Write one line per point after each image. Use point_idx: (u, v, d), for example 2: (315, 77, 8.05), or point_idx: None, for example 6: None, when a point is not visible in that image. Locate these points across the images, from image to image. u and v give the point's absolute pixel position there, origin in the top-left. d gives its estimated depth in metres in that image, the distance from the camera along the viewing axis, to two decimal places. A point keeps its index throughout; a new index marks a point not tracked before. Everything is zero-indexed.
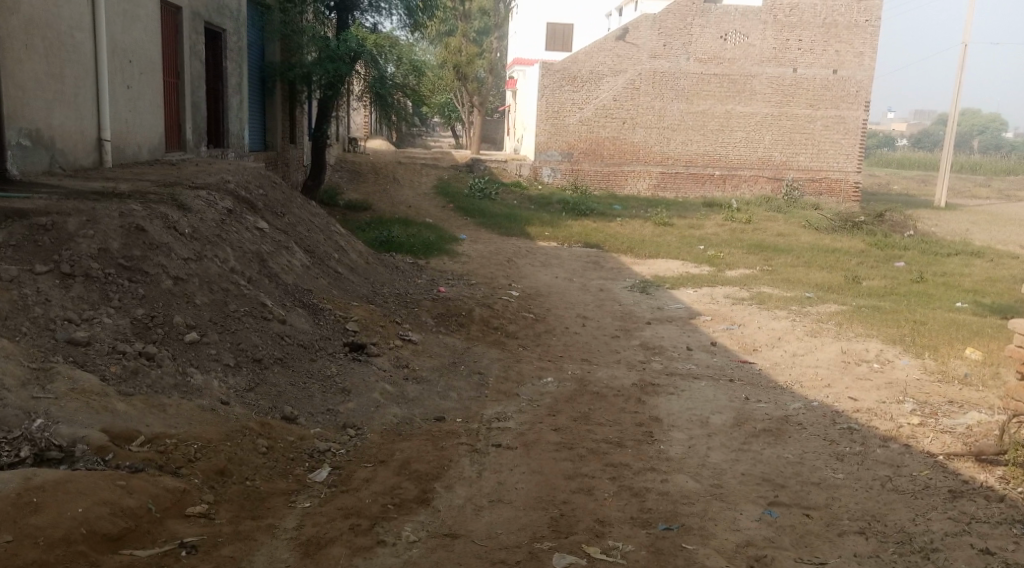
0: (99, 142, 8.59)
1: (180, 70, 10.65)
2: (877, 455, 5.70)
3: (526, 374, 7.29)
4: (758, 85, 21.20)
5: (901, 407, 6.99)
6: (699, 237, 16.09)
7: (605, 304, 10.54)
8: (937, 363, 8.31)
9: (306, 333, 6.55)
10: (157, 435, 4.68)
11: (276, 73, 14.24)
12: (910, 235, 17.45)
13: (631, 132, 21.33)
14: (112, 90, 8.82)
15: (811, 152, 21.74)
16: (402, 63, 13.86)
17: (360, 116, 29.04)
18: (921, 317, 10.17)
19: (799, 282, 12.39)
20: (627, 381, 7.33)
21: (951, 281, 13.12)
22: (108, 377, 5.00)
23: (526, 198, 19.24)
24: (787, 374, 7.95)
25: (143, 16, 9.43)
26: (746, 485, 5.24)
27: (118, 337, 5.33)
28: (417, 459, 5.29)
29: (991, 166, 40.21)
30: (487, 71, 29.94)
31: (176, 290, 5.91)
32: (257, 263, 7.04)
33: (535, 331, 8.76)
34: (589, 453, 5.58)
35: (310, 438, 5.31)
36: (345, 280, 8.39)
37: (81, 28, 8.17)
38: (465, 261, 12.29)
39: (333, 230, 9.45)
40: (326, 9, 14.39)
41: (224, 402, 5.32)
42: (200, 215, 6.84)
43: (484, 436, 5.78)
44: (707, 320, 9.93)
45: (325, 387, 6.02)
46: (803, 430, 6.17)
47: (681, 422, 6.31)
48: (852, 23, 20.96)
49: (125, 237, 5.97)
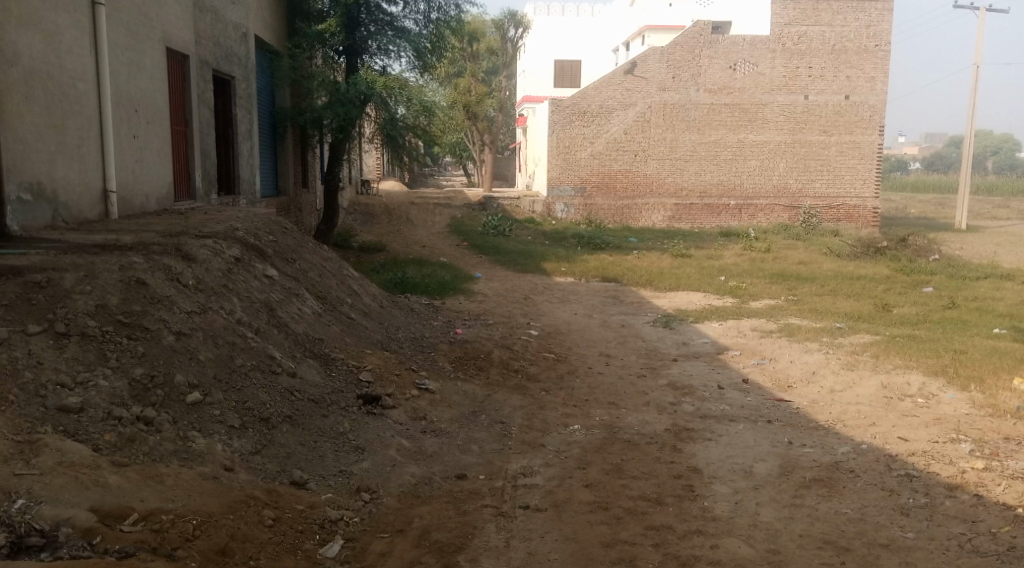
0: (105, 194, 8.26)
1: (189, 117, 10.36)
2: (945, 508, 5.21)
3: (552, 422, 6.82)
4: (769, 113, 20.86)
5: (957, 448, 6.48)
6: (719, 267, 15.62)
7: (628, 341, 10.07)
8: (986, 396, 7.78)
9: (318, 387, 6.15)
10: (152, 511, 4.24)
11: (285, 117, 13.96)
12: (935, 259, 16.94)
13: (644, 164, 20.98)
14: (118, 140, 8.51)
15: (827, 178, 21.28)
16: (412, 104, 13.44)
17: (371, 158, 28.87)
18: (959, 345, 9.64)
19: (827, 312, 11.89)
20: (659, 427, 6.84)
21: (984, 305, 12.59)
22: (101, 447, 4.60)
23: (541, 233, 18.88)
24: (827, 413, 7.45)
25: (148, 64, 9.15)
26: (807, 549, 4.75)
27: (114, 400, 4.92)
28: (438, 528, 4.87)
29: (1008, 187, 39.59)
30: (497, 109, 29.75)
31: (179, 346, 5.49)
32: (266, 312, 6.66)
33: (557, 373, 8.30)
34: (626, 514, 5.11)
35: (321, 506, 4.86)
36: (358, 326, 7.99)
37: (85, 78, 7.89)
38: (481, 300, 11.88)
39: (345, 274, 9.06)
40: (334, 53, 14.21)
41: (229, 467, 4.89)
42: (206, 265, 6.47)
43: (510, 497, 5.33)
44: (736, 355, 9.46)
45: (337, 446, 5.60)
46: (857, 479, 5.69)
47: (722, 472, 5.84)
48: (862, 49, 20.61)
49: (124, 291, 5.61)
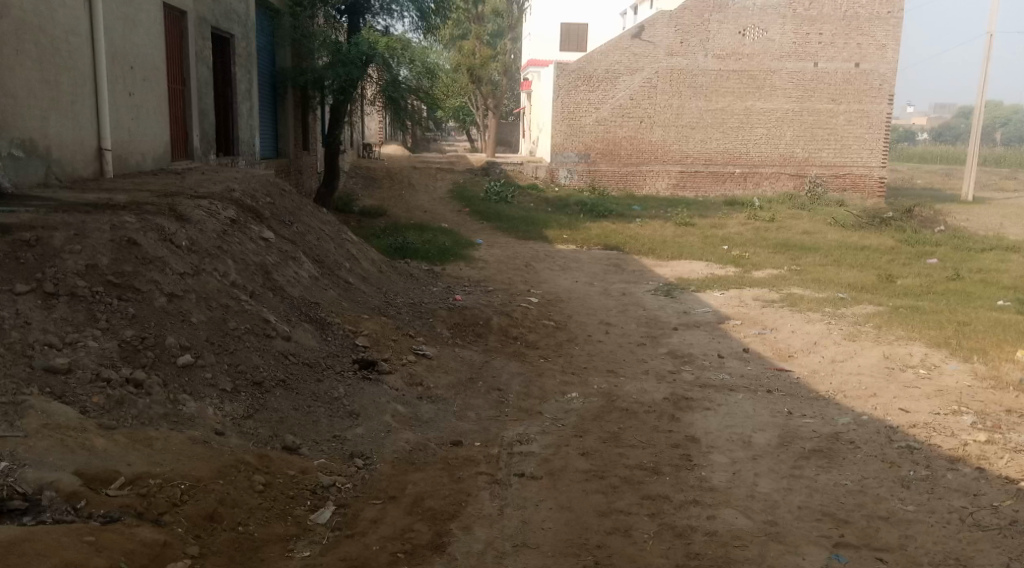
0: (99, 152, 8.13)
1: (186, 77, 10.20)
2: (947, 481, 5.14)
3: (550, 390, 6.75)
4: (777, 81, 20.59)
5: (958, 420, 6.41)
6: (723, 236, 15.49)
7: (629, 309, 9.98)
8: (989, 368, 7.70)
9: (313, 351, 6.07)
10: (140, 475, 4.18)
11: (286, 79, 13.77)
12: (941, 230, 16.80)
13: (649, 131, 20.77)
14: (113, 97, 8.37)
15: (834, 147, 21.06)
16: (414, 66, 13.35)
17: (374, 122, 28.63)
18: (963, 317, 9.54)
19: (830, 282, 11.78)
20: (658, 396, 6.77)
21: (989, 277, 12.47)
22: (89, 409, 4.53)
23: (543, 200, 18.72)
24: (828, 383, 7.38)
25: (144, 21, 8.97)
26: (805, 522, 4.68)
27: (104, 362, 4.85)
28: (431, 495, 4.82)
29: (1016, 159, 39.26)
30: (501, 73, 29.43)
31: (170, 308, 5.40)
32: (261, 275, 6.56)
33: (557, 340, 8.22)
34: (622, 483, 5.04)
35: (313, 472, 4.81)
36: (356, 290, 7.90)
37: (78, 33, 7.73)
38: (482, 266, 11.78)
39: (344, 238, 8.95)
40: (336, 13, 14.03)
41: (219, 431, 4.83)
42: (200, 226, 6.36)
43: (505, 465, 5.26)
44: (737, 324, 9.37)
45: (331, 411, 5.53)
46: (856, 450, 5.63)
47: (720, 442, 5.77)
48: (873, 15, 20.27)
49: (115, 251, 5.51)
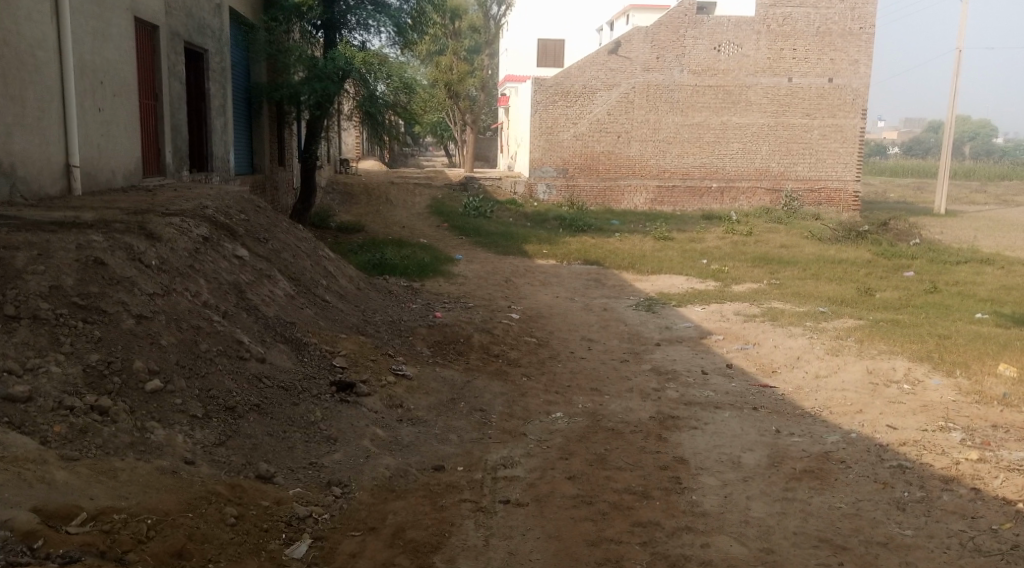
0: (67, 168, 7.88)
1: (158, 90, 9.96)
2: (943, 502, 5.01)
3: (533, 410, 6.57)
4: (753, 95, 20.60)
5: (947, 437, 6.29)
6: (701, 250, 15.41)
7: (610, 325, 9.83)
8: (972, 383, 7.61)
9: (288, 373, 5.85)
10: (103, 510, 3.98)
11: (261, 94, 13.56)
12: (916, 243, 16.81)
13: (627, 146, 20.72)
14: (82, 112, 8.13)
15: (809, 161, 21.10)
16: (392, 81, 13.16)
17: (350, 137, 28.43)
18: (943, 330, 9.47)
19: (810, 296, 11.70)
20: (644, 415, 6.61)
21: (966, 290, 12.45)
22: (50, 439, 4.31)
23: (522, 215, 18.58)
24: (813, 399, 7.26)
25: (114, 35, 8.74)
26: (802, 549, 4.53)
27: (67, 389, 4.62)
28: (413, 526, 4.63)
29: (986, 172, 39.68)
30: (478, 88, 29.34)
31: (138, 330, 5.18)
32: (234, 294, 6.34)
33: (539, 358, 8.06)
34: (611, 509, 4.87)
35: (288, 502, 4.61)
36: (333, 308, 7.68)
37: (45, 47, 7.50)
38: (461, 282, 11.59)
39: (321, 255, 8.73)
40: (312, 27, 13.82)
41: (190, 461, 4.61)
42: (170, 244, 6.14)
43: (490, 491, 5.08)
44: (719, 339, 9.24)
45: (307, 437, 5.32)
46: (848, 470, 5.50)
47: (709, 463, 5.62)
48: (846, 31, 20.36)
49: (81, 272, 5.28)
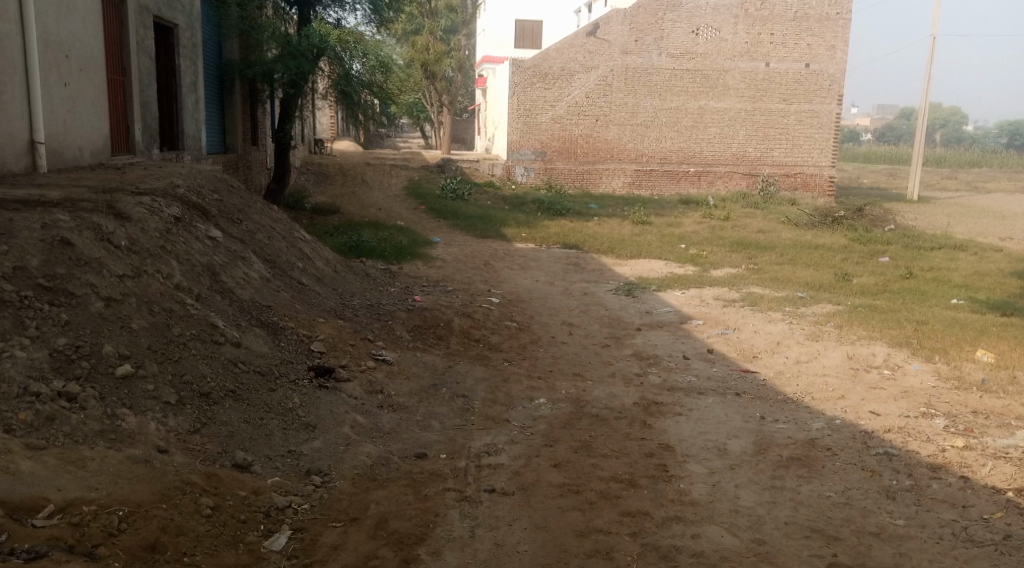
0: (32, 145, 7.63)
1: (126, 66, 9.69)
2: (932, 491, 4.97)
3: (516, 396, 6.45)
4: (731, 80, 20.52)
5: (931, 423, 6.25)
6: (679, 235, 15.34)
7: (590, 309, 9.73)
8: (951, 368, 7.58)
9: (265, 358, 5.68)
10: (72, 502, 3.83)
11: (234, 71, 13.26)
12: (891, 229, 16.87)
13: (605, 130, 20.59)
14: (47, 87, 7.86)
15: (786, 146, 21.09)
16: (368, 60, 12.89)
17: (326, 117, 28.07)
18: (921, 316, 9.46)
19: (789, 281, 11.66)
20: (627, 401, 6.50)
21: (941, 276, 12.47)
22: (15, 427, 4.13)
23: (499, 198, 18.42)
24: (795, 385, 7.20)
25: (80, 7, 8.46)
26: (795, 539, 4.45)
27: (32, 374, 4.44)
28: (396, 516, 4.51)
29: (957, 159, 40.00)
30: (455, 70, 29.05)
31: (107, 314, 5.00)
32: (208, 277, 6.16)
33: (520, 343, 7.93)
34: (599, 498, 4.77)
35: (267, 492, 4.47)
36: (310, 292, 7.50)
37: (7, 18, 7.23)
38: (439, 265, 11.43)
39: (297, 237, 8.54)
40: (286, 4, 13.54)
41: (162, 449, 4.46)
42: (141, 224, 5.93)
43: (474, 479, 4.97)
44: (699, 324, 9.16)
45: (286, 423, 5.17)
46: (835, 458, 5.43)
47: (695, 450, 5.53)
48: (823, 17, 20.30)
49: (47, 252, 5.09)
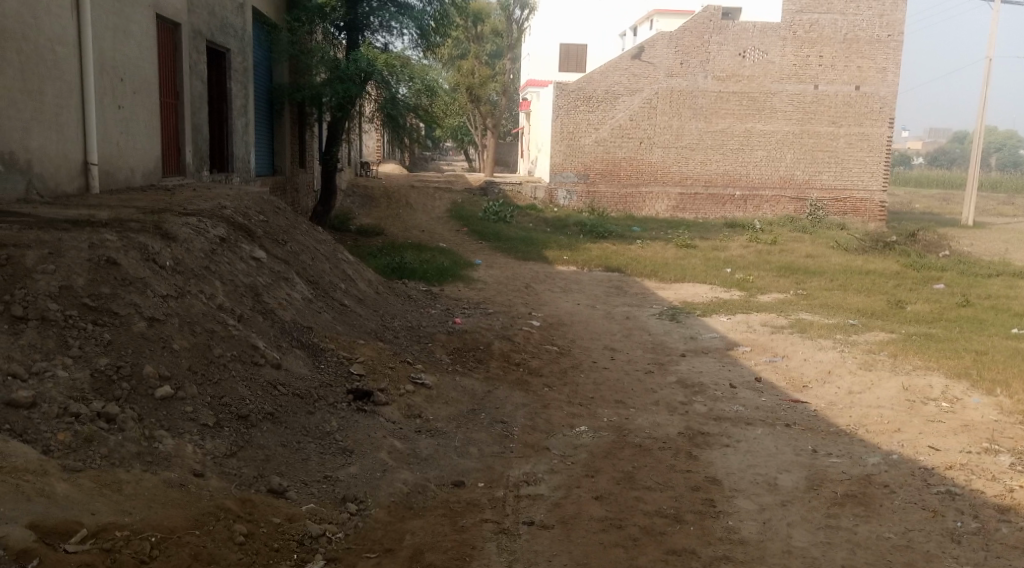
0: (85, 166, 7.71)
1: (178, 89, 9.79)
2: (1002, 536, 4.71)
3: (557, 423, 6.30)
4: (778, 102, 20.25)
5: (994, 460, 5.97)
6: (725, 259, 15.08)
7: (633, 334, 9.54)
8: (1013, 401, 7.26)
9: (304, 380, 5.61)
10: (105, 527, 3.76)
11: (283, 94, 13.35)
12: (945, 255, 16.43)
13: (649, 152, 20.42)
14: (102, 110, 7.95)
15: (835, 170, 20.71)
16: (414, 84, 12.88)
17: (371, 140, 28.26)
18: (979, 346, 9.11)
19: (839, 307, 11.35)
20: (672, 430, 6.31)
21: (999, 303, 12.06)
22: (52, 449, 4.09)
23: (542, 220, 18.33)
24: (846, 416, 6.95)
25: (135, 31, 8.57)
26: None
27: (73, 394, 4.40)
28: (432, 548, 4.39)
29: (1013, 183, 39.06)
30: (500, 93, 29.16)
31: (150, 334, 4.96)
32: (250, 297, 6.12)
33: (561, 367, 7.78)
34: (643, 534, 4.60)
35: (301, 519, 4.38)
36: (351, 313, 7.44)
37: (64, 42, 7.32)
38: (481, 288, 11.34)
39: (339, 258, 8.51)
40: (335, 29, 13.62)
41: (198, 473, 4.39)
42: (186, 244, 5.92)
43: (513, 510, 4.83)
44: (746, 351, 8.93)
45: (323, 448, 5.08)
46: (893, 496, 5.19)
47: (744, 485, 5.33)
48: (874, 38, 20.00)
49: (92, 272, 5.07)
